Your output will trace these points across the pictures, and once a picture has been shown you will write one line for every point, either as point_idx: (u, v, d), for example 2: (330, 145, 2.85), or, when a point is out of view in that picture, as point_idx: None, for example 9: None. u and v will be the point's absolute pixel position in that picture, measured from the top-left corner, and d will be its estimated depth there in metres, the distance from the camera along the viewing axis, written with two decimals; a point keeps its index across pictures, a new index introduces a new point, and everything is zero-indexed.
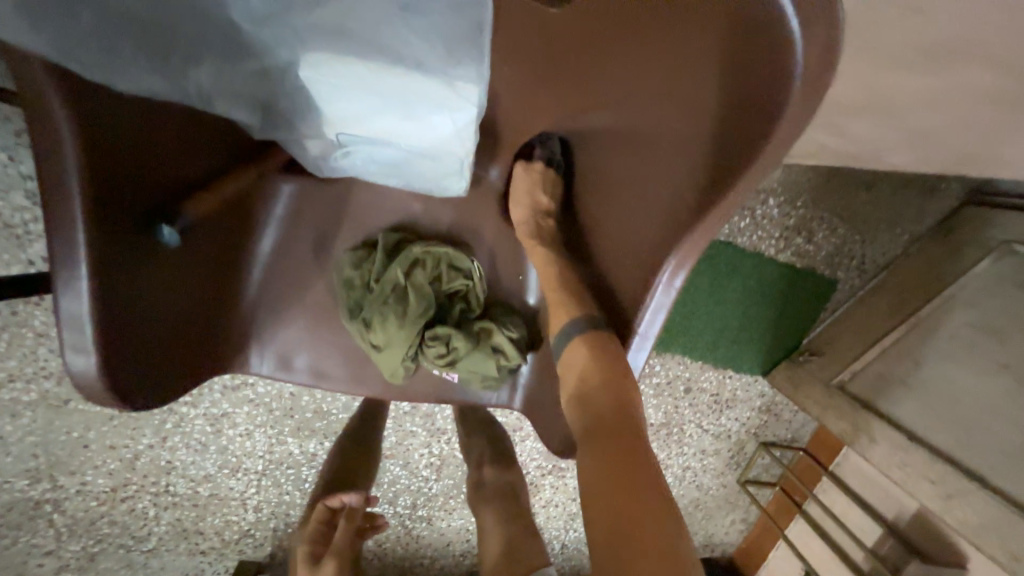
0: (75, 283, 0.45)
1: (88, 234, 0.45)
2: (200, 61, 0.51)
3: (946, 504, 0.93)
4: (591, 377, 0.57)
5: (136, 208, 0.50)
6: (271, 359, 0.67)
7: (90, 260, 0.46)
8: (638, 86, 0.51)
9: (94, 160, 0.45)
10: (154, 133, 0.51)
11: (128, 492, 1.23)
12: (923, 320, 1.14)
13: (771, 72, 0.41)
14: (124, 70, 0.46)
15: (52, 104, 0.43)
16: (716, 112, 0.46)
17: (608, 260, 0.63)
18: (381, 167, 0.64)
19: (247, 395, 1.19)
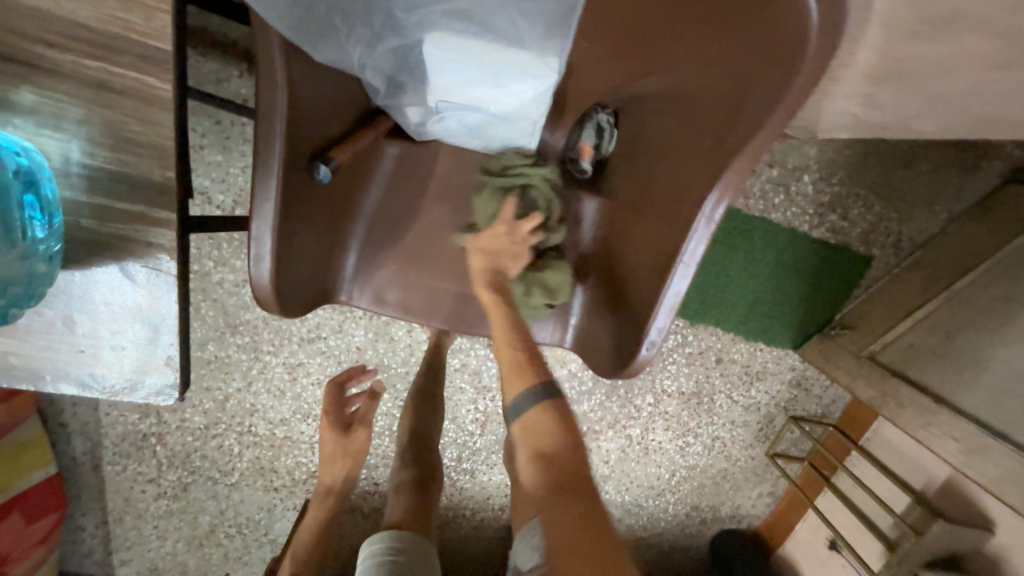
0: (264, 207, 0.59)
1: (279, 175, 0.58)
2: (345, 36, 0.56)
3: (969, 459, 0.98)
4: (548, 437, 0.73)
5: (305, 156, 0.60)
6: (370, 295, 0.79)
7: (277, 193, 0.58)
8: (687, 55, 0.60)
9: (292, 115, 0.56)
10: (319, 97, 0.59)
11: (218, 430, 1.43)
12: (957, 293, 1.17)
13: (794, 33, 0.50)
14: (316, 41, 0.54)
15: (278, 65, 0.53)
16: (753, 70, 0.55)
17: (645, 207, 0.71)
18: (466, 130, 0.69)
19: (320, 347, 1.35)
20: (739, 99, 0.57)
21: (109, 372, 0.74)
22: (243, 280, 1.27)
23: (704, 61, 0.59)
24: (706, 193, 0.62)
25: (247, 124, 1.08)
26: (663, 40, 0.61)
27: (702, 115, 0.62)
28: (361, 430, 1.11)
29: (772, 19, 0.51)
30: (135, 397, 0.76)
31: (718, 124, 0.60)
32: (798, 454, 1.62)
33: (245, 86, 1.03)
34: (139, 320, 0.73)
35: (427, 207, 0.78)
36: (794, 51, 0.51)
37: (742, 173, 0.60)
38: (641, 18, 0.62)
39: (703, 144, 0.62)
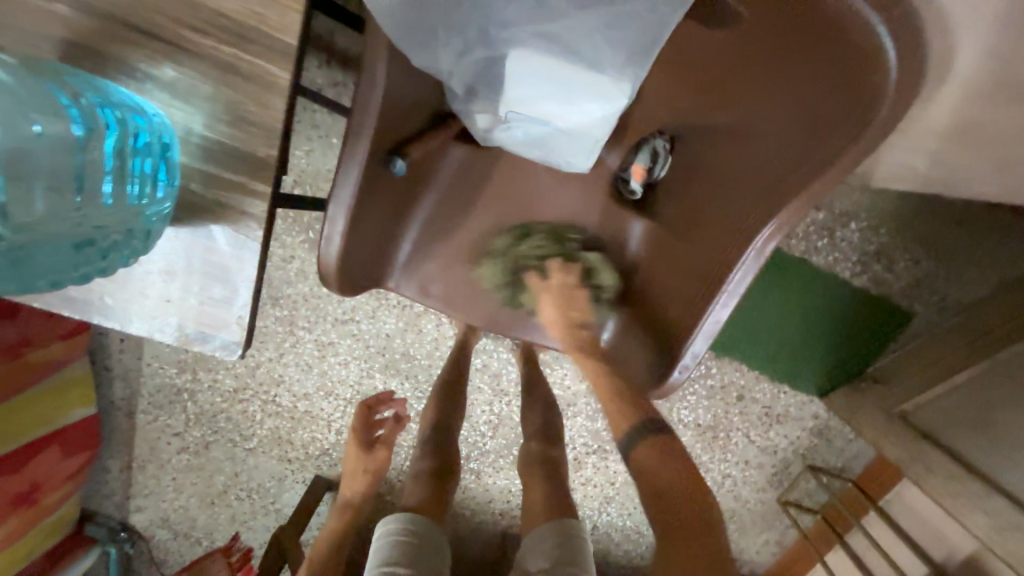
0: (342, 192, 0.63)
1: (361, 165, 0.62)
2: (442, 46, 0.60)
3: (998, 535, 0.94)
4: (659, 475, 0.66)
5: (384, 151, 0.64)
6: (416, 285, 0.83)
7: (355, 182, 0.63)
8: (758, 94, 0.62)
9: (380, 112, 0.61)
10: (404, 98, 0.64)
11: (245, 395, 1.49)
12: (1001, 361, 1.10)
13: (872, 89, 0.53)
14: (413, 46, 0.58)
15: (377, 65, 0.58)
16: (824, 118, 0.58)
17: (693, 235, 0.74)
18: (531, 141, 0.71)
19: (351, 329, 1.41)
20: (806, 139, 0.60)
21: (185, 320, 0.80)
22: (291, 256, 1.34)
23: (774, 103, 0.61)
24: (759, 227, 0.64)
25: (318, 111, 1.15)
26: (736, 77, 0.62)
27: (765, 154, 0.64)
28: (383, 451, 1.12)
29: (852, 68, 0.54)
30: (203, 347, 0.81)
31: (779, 162, 0.62)
32: (812, 506, 1.57)
33: (323, 77, 1.10)
34: (219, 278, 0.78)
35: (480, 208, 0.82)
36: (868, 100, 0.54)
37: (796, 214, 0.63)
38: (718, 58, 0.62)
39: (762, 181, 0.65)
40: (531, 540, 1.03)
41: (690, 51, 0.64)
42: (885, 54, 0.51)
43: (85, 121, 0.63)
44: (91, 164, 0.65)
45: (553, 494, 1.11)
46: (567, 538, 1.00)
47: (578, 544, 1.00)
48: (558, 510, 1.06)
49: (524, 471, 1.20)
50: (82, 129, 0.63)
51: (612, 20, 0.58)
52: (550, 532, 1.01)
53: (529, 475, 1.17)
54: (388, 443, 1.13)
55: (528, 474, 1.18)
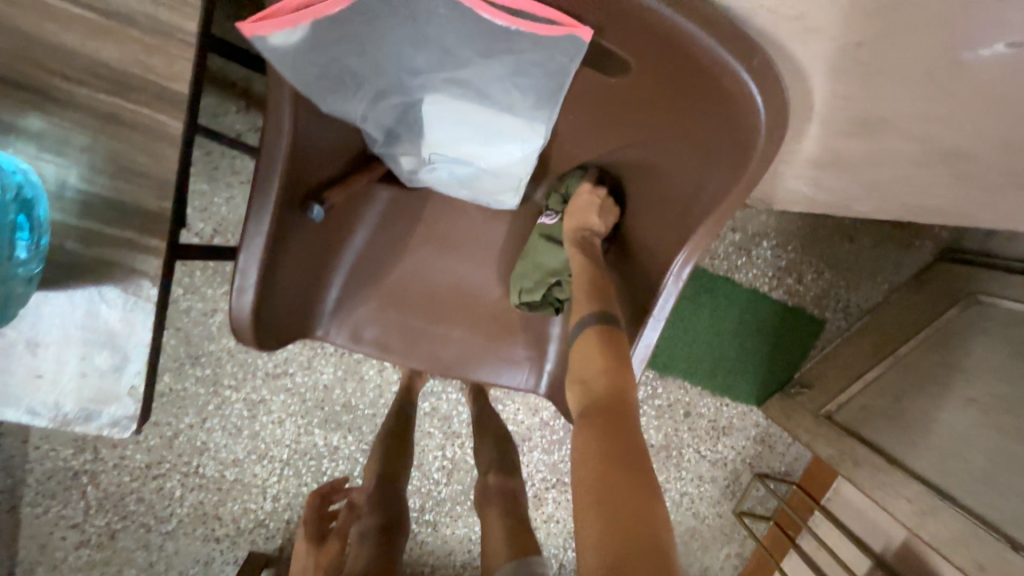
0: (254, 240, 0.61)
1: (274, 211, 0.61)
2: (353, 95, 0.61)
3: (920, 520, 1.01)
4: (602, 408, 0.60)
5: (298, 195, 0.63)
6: (347, 332, 0.79)
7: (268, 229, 0.61)
8: (659, 132, 0.66)
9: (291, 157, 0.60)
10: (318, 143, 0.63)
11: (161, 470, 1.32)
12: (902, 357, 1.27)
13: (748, 125, 0.58)
14: (320, 92, 0.58)
15: (282, 112, 0.58)
16: (714, 151, 0.62)
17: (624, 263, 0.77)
18: (456, 180, 0.73)
19: (285, 383, 1.30)
20: (704, 172, 0.64)
21: (64, 398, 0.72)
22: (211, 309, 1.24)
23: (672, 140, 0.66)
24: (675, 255, 0.69)
25: (238, 158, 1.10)
26: (636, 119, 0.67)
27: (673, 184, 0.69)
28: (336, 542, 0.95)
29: (728, 109, 0.58)
30: (91, 428, 0.73)
31: (686, 194, 0.67)
32: (764, 513, 1.62)
33: (241, 122, 1.07)
34: (108, 347, 0.72)
35: (411, 249, 0.81)
36: (747, 137, 0.58)
37: (705, 239, 0.67)
38: (619, 103, 0.66)
39: (675, 210, 0.69)
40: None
41: (593, 95, 0.67)
42: (752, 95, 0.55)
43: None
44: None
45: (513, 529, 1.06)
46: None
47: None
48: (519, 548, 1.01)
49: (483, 507, 1.14)
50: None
51: (513, 67, 0.58)
52: (512, 571, 0.96)
53: (486, 512, 1.11)
54: (342, 533, 0.97)
55: (485, 510, 1.12)
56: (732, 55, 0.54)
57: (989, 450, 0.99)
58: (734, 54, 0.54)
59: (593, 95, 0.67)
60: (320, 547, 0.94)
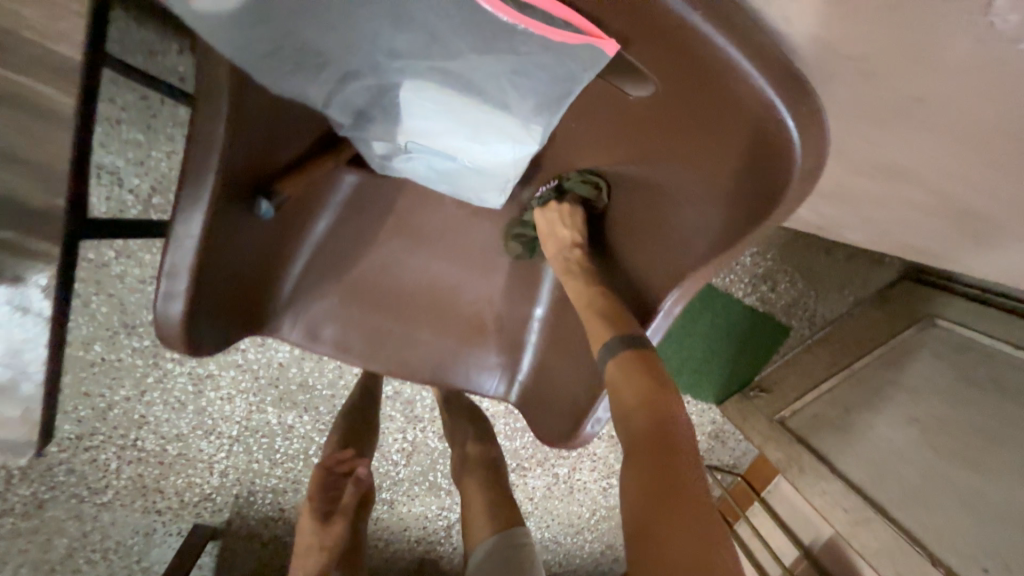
0: (186, 237, 0.52)
1: (214, 202, 0.51)
2: (313, 72, 0.50)
3: (854, 528, 1.08)
4: (628, 395, 0.62)
5: (245, 184, 0.55)
6: (302, 330, 0.72)
7: (204, 225, 0.52)
8: (673, 157, 0.59)
9: (237, 140, 0.50)
10: (271, 123, 0.54)
11: (93, 442, 1.22)
12: (855, 371, 1.34)
13: (777, 175, 0.51)
14: (272, 72, 0.48)
15: (223, 84, 0.47)
16: (731, 190, 0.56)
17: (622, 284, 0.73)
18: (438, 175, 0.64)
19: (236, 359, 1.21)
20: (713, 208, 0.59)
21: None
22: (150, 276, 1.11)
23: (688, 169, 0.59)
24: (668, 290, 0.65)
25: (181, 106, 0.94)
26: (650, 139, 0.60)
27: (679, 214, 0.63)
28: (341, 520, 0.94)
29: (761, 154, 0.51)
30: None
31: (688, 225, 0.62)
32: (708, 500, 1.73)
33: (184, 65, 0.91)
34: None
35: (380, 243, 0.73)
36: (771, 188, 0.52)
37: (704, 279, 0.63)
38: (631, 116, 0.59)
39: (679, 242, 0.64)
40: (478, 562, 1.00)
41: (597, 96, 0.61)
42: (791, 146, 0.48)
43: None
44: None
45: (497, 502, 1.08)
46: (515, 550, 1.00)
47: (527, 553, 1.00)
48: (503, 519, 1.05)
49: (459, 479, 1.15)
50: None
51: (515, 66, 0.50)
52: (496, 546, 1.00)
53: (465, 482, 1.12)
54: (347, 510, 0.95)
55: (462, 477, 1.14)
56: (779, 96, 0.46)
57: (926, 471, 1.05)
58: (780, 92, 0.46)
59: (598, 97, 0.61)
60: (327, 528, 0.92)
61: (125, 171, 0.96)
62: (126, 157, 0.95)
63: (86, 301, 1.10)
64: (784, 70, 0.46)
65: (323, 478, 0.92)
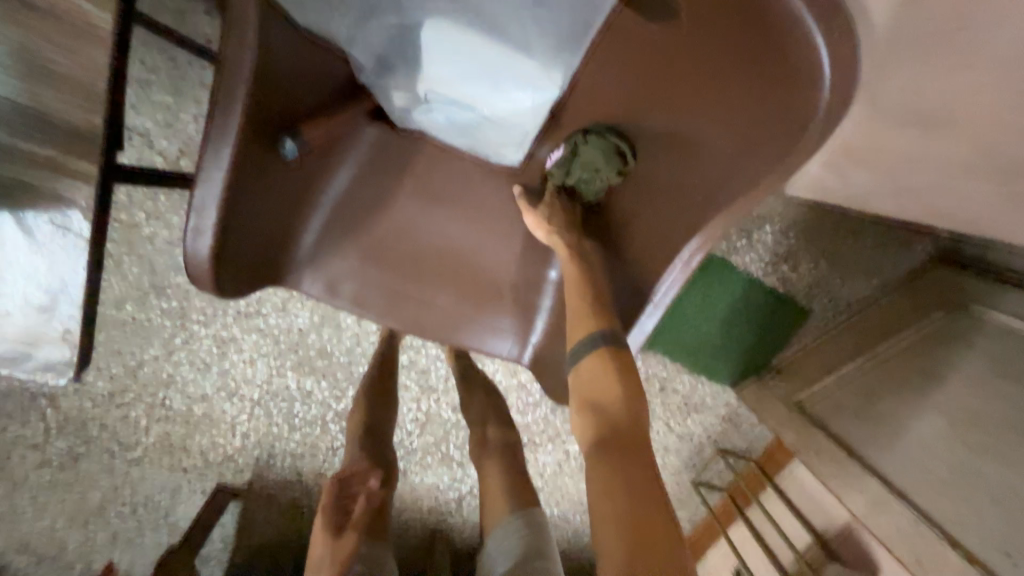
0: (212, 178, 0.55)
1: (240, 143, 0.54)
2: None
3: (870, 512, 1.05)
4: (600, 386, 0.65)
5: (270, 126, 0.57)
6: (322, 283, 0.73)
7: (231, 166, 0.55)
8: (697, 103, 0.60)
9: (264, 80, 0.53)
10: (298, 65, 0.56)
11: (124, 399, 1.28)
12: (878, 357, 1.31)
13: (791, 107, 0.54)
14: (312, 7, 0.52)
15: (255, 20, 0.49)
16: (754, 130, 0.58)
17: (638, 247, 0.73)
18: (456, 127, 0.66)
19: (258, 324, 1.25)
20: (737, 151, 0.60)
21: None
22: (178, 239, 1.15)
23: (713, 113, 0.59)
24: (687, 241, 0.68)
25: (208, 69, 0.97)
26: (673, 83, 0.60)
27: (701, 162, 0.64)
28: (351, 535, 0.94)
29: (791, 79, 0.53)
30: (33, 371, 0.76)
31: (714, 172, 0.63)
32: (720, 484, 1.73)
33: (211, 28, 0.93)
34: (38, 287, 0.72)
35: (398, 201, 0.74)
36: (801, 115, 0.54)
37: (721, 228, 0.66)
38: (652, 60, 0.59)
39: (698, 192, 0.66)
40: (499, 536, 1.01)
41: (617, 42, 0.59)
42: (819, 66, 0.50)
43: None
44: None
45: (514, 481, 1.08)
46: (537, 527, 1.00)
47: (545, 534, 0.99)
48: (522, 499, 1.05)
49: (479, 460, 1.13)
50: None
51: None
52: (517, 522, 1.00)
53: (485, 462, 1.11)
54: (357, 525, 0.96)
55: (483, 460, 1.13)
56: (809, 15, 0.48)
57: (950, 456, 1.02)
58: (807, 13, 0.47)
59: (617, 42, 0.59)
60: (339, 541, 0.93)
61: (154, 133, 0.99)
62: (157, 118, 0.98)
63: (117, 262, 1.14)
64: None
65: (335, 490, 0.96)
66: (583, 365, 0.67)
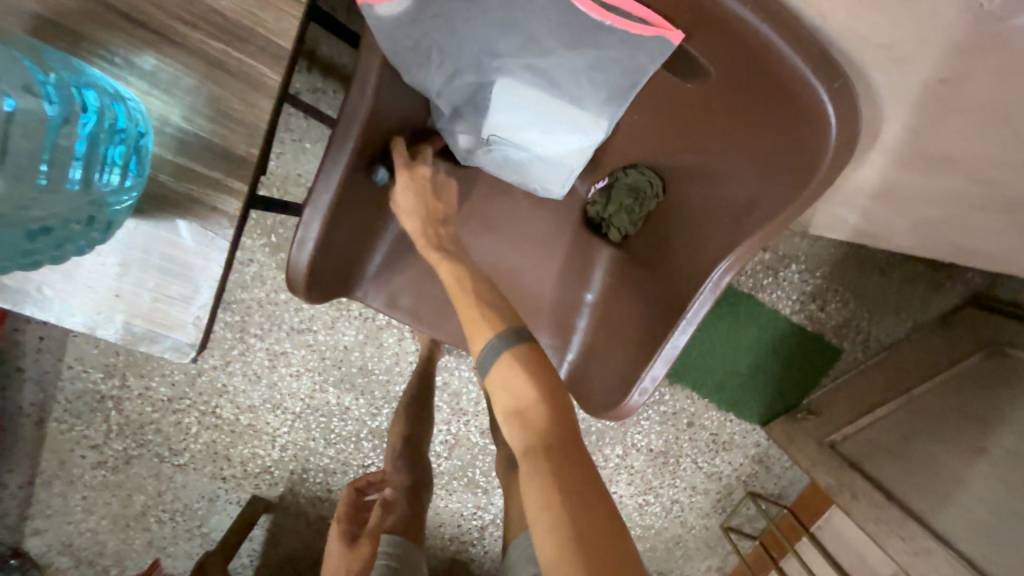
0: (320, 200, 0.66)
1: (343, 173, 0.65)
2: (433, 66, 0.63)
3: (914, 559, 1.01)
4: (509, 397, 0.66)
5: (365, 161, 0.67)
6: (383, 297, 0.82)
7: (335, 190, 0.65)
8: (724, 143, 0.69)
9: (367, 124, 0.64)
10: (392, 112, 0.68)
11: (180, 405, 1.38)
12: (913, 399, 1.29)
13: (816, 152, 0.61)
14: (410, 68, 0.63)
15: (367, 78, 0.62)
16: (778, 166, 0.66)
17: (671, 269, 0.81)
18: (511, 163, 0.75)
19: (307, 339, 1.35)
20: (762, 183, 0.68)
21: (133, 316, 0.75)
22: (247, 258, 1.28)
23: (737, 151, 0.69)
24: (719, 261, 0.73)
25: (293, 113, 1.13)
26: (703, 127, 0.69)
27: (727, 193, 0.72)
28: (367, 541, 0.97)
29: (816, 126, 0.60)
30: (152, 348, 0.77)
31: (739, 204, 0.71)
32: (751, 531, 1.66)
33: (301, 80, 1.09)
34: (174, 277, 0.75)
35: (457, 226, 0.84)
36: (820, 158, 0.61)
37: (749, 253, 0.72)
38: (686, 109, 0.68)
39: (724, 220, 0.73)
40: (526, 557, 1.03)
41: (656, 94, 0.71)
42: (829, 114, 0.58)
43: (57, 99, 0.58)
44: (56, 149, 0.59)
45: None
46: None
47: None
48: None
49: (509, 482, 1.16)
50: (53, 113, 0.58)
51: (592, 61, 0.61)
52: None
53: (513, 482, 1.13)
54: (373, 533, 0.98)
55: (508, 475, 1.15)
56: (817, 78, 0.56)
57: (996, 503, 0.99)
58: (820, 75, 0.56)
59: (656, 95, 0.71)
60: (354, 550, 0.95)
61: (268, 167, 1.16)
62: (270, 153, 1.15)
63: None
64: (824, 59, 0.56)
65: (350, 498, 0.97)
66: (489, 377, 0.68)
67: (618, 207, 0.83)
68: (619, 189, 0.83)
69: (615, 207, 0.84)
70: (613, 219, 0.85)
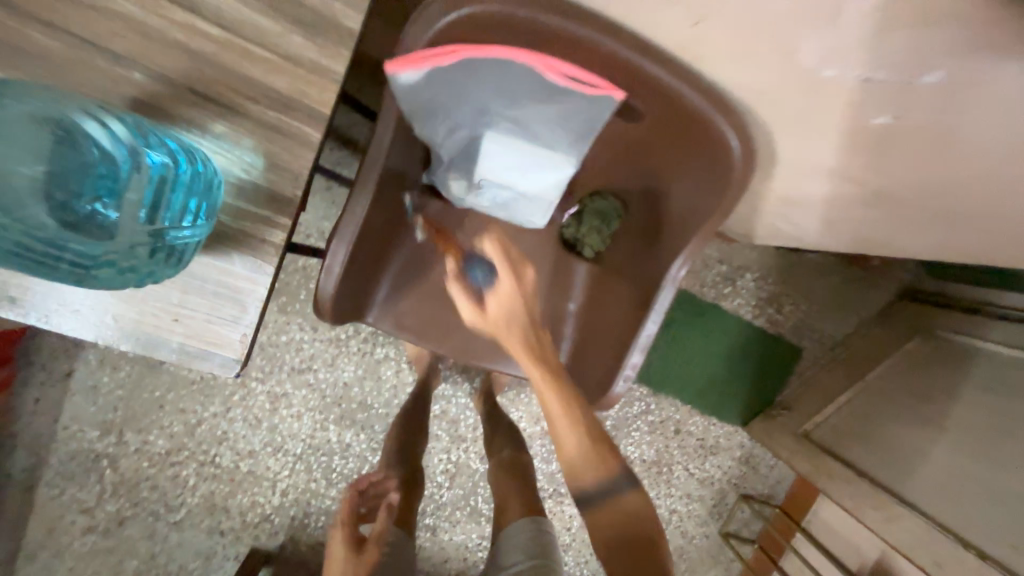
0: (344, 235, 0.76)
1: (363, 211, 0.76)
2: (437, 120, 0.78)
3: (888, 526, 1.10)
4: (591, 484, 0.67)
5: (379, 200, 0.79)
6: (392, 320, 0.92)
7: (357, 226, 0.77)
8: (665, 165, 0.89)
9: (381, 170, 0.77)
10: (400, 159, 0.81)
11: (179, 457, 1.38)
12: (868, 384, 1.43)
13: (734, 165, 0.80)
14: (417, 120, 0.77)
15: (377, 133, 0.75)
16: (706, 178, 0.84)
17: (637, 274, 0.95)
18: (496, 202, 0.87)
19: (307, 379, 1.40)
20: (699, 195, 0.85)
21: (187, 337, 0.79)
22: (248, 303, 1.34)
23: (677, 171, 0.88)
24: (675, 259, 0.87)
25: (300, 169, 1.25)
26: (647, 154, 0.90)
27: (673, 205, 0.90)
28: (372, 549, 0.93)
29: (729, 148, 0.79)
30: (198, 363, 0.81)
31: (684, 213, 0.88)
32: (749, 535, 1.71)
33: None
34: (225, 300, 0.79)
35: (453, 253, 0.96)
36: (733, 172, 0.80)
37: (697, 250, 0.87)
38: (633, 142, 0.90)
39: (674, 226, 0.90)
40: None
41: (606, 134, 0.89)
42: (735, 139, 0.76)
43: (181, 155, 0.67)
44: (147, 196, 0.65)
45: None
46: None
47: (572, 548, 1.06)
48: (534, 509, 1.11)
49: None
50: (150, 164, 0.64)
51: (565, 109, 0.77)
52: None
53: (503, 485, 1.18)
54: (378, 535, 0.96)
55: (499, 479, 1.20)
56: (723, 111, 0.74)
57: (949, 466, 1.10)
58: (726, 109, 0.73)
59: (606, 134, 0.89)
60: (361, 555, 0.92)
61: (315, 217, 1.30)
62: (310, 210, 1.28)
63: None
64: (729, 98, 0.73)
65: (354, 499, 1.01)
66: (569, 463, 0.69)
67: (589, 227, 0.96)
68: (589, 211, 0.96)
69: (588, 228, 0.96)
70: (585, 238, 0.97)
